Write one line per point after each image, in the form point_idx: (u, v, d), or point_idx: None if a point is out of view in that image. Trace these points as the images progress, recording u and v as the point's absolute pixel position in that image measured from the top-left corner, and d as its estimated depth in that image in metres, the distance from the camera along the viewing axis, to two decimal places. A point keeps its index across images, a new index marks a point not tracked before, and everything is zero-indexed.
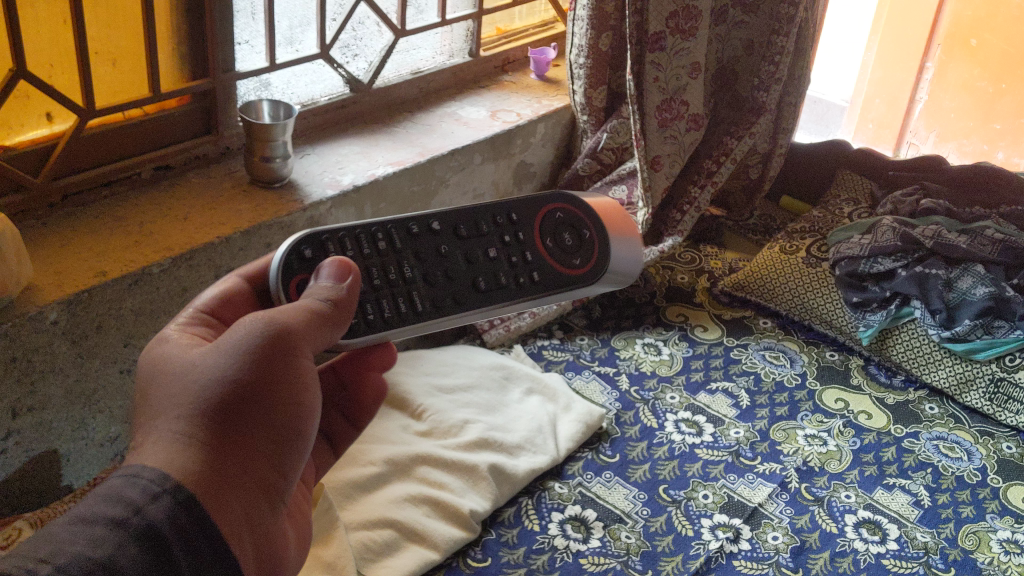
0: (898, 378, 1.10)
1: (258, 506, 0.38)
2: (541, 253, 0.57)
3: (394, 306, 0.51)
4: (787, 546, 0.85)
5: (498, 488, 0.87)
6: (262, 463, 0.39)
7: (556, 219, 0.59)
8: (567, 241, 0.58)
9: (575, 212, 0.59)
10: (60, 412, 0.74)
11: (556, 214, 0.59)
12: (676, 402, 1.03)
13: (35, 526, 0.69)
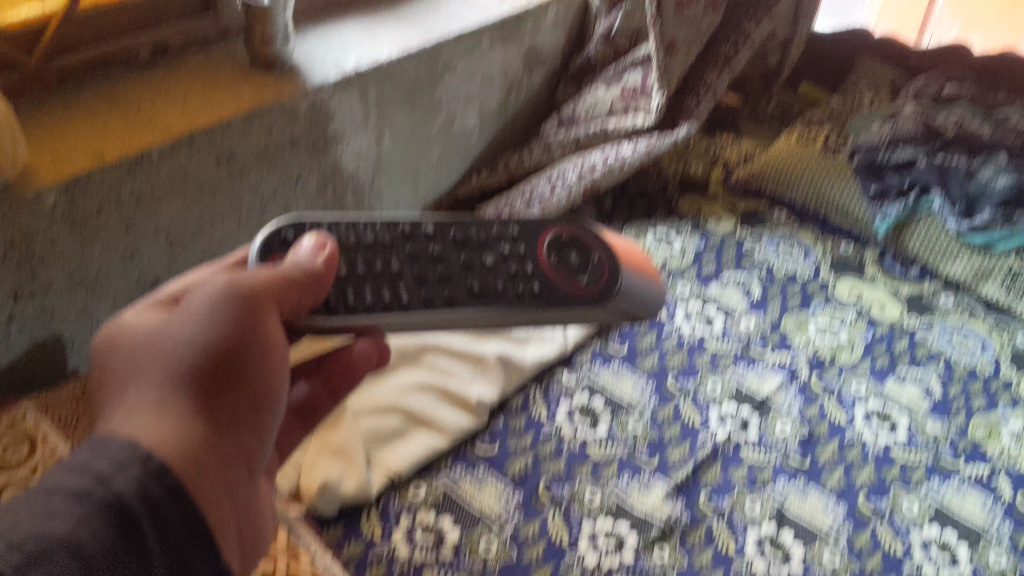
0: (914, 270, 1.08)
1: (235, 464, 0.48)
2: (542, 265, 0.69)
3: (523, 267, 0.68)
4: (796, 436, 0.85)
5: (507, 378, 0.87)
6: (234, 421, 0.49)
7: (560, 242, 0.71)
8: (570, 258, 0.71)
9: (577, 235, 0.72)
10: (62, 296, 0.74)
11: (560, 237, 0.71)
12: (687, 293, 1.02)
13: (40, 409, 0.69)
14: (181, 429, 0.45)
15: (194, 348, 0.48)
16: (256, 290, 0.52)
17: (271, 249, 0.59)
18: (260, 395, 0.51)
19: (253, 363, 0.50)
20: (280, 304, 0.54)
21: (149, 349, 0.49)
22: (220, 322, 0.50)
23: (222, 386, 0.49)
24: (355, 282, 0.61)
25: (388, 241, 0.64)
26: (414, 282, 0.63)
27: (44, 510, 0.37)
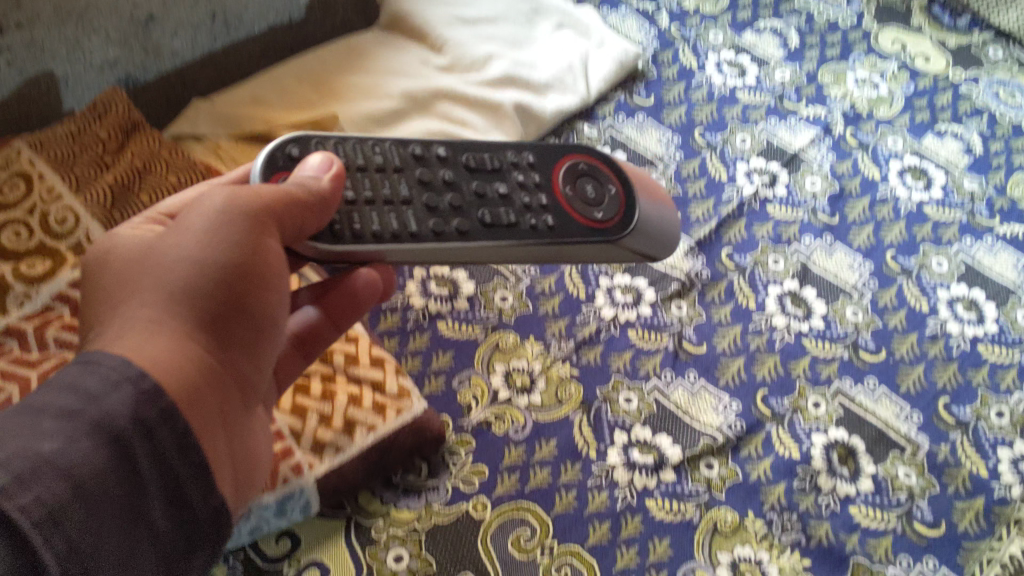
0: (964, 20, 1.01)
1: (230, 400, 0.44)
2: (559, 198, 0.62)
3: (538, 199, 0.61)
4: (825, 192, 0.85)
5: (525, 129, 0.85)
6: (232, 351, 0.45)
7: (579, 170, 0.64)
8: (588, 191, 0.64)
9: (596, 165, 0.65)
10: (51, 29, 0.68)
11: (579, 165, 0.64)
12: (720, 41, 0.96)
13: (35, 150, 0.68)
14: (174, 355, 0.41)
15: (189, 268, 0.43)
16: (258, 202, 0.46)
17: (275, 166, 0.52)
18: (261, 319, 0.46)
19: (260, 285, 0.45)
20: (288, 223, 0.48)
21: (140, 267, 0.44)
22: (222, 237, 0.45)
23: (223, 317, 0.44)
24: (362, 207, 0.54)
25: (397, 166, 0.57)
26: (422, 210, 0.56)
27: (32, 427, 0.35)
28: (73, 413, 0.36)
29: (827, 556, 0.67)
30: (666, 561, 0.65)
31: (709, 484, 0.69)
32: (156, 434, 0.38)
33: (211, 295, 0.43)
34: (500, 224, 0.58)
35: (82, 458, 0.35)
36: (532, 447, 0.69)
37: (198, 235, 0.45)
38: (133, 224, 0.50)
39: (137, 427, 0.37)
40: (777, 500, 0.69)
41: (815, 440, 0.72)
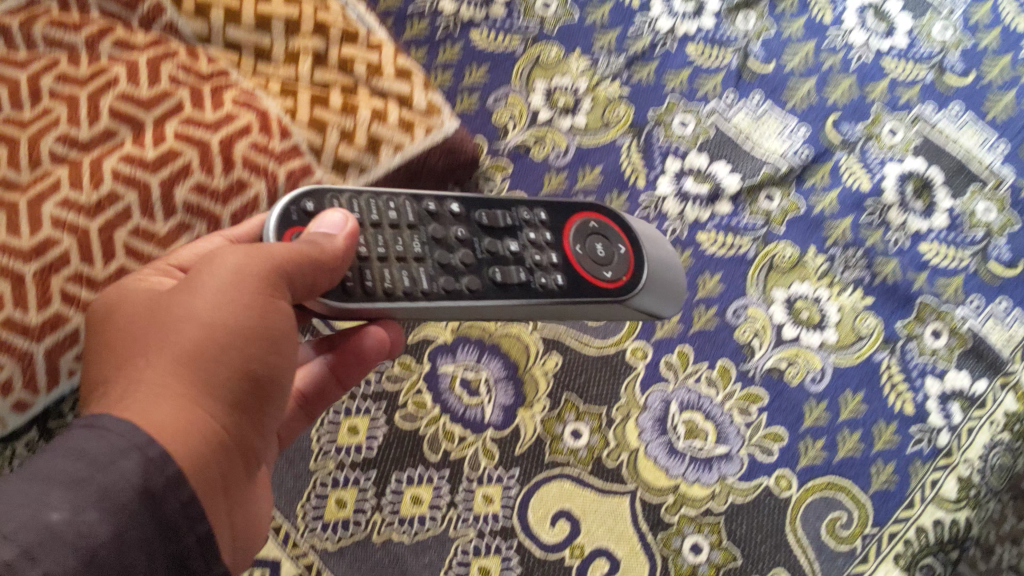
0: None
1: (235, 469, 0.40)
2: (568, 256, 0.56)
3: (550, 257, 0.55)
4: None
5: None
6: (241, 418, 0.40)
7: (589, 228, 0.57)
8: (598, 250, 0.57)
9: (608, 223, 0.58)
10: None
11: (590, 223, 0.57)
12: None
13: None
14: (182, 419, 0.36)
15: (200, 329, 0.39)
16: (273, 256, 0.42)
17: (289, 221, 0.47)
18: (274, 381, 0.41)
19: (271, 349, 0.41)
20: (298, 283, 0.43)
21: (149, 326, 0.39)
22: (236, 297, 0.40)
23: (237, 384, 0.39)
24: (375, 265, 0.49)
25: (413, 222, 0.52)
26: (437, 270, 0.51)
27: (38, 495, 0.32)
28: (80, 482, 0.32)
29: (890, 295, 0.64)
30: (717, 297, 0.64)
31: (768, 218, 0.65)
32: (161, 498, 0.34)
33: (223, 352, 0.39)
34: (507, 288, 0.53)
35: (90, 529, 0.32)
36: (576, 175, 0.66)
37: (213, 283, 0.40)
38: (144, 277, 0.46)
39: (142, 496, 0.33)
40: (842, 237, 0.65)
41: (888, 172, 0.67)
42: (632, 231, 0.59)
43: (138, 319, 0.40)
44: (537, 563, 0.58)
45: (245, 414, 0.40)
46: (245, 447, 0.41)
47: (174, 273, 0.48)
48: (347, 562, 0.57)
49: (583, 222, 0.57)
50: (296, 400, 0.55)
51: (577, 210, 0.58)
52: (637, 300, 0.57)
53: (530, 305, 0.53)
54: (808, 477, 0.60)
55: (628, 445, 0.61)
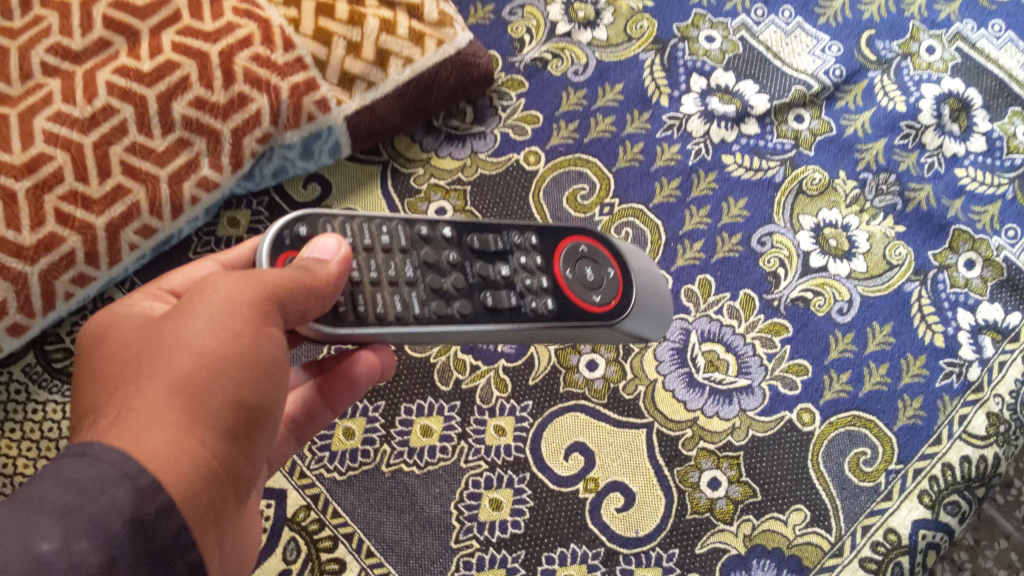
0: None
1: (230, 502, 0.35)
2: (559, 282, 0.50)
3: (541, 283, 0.49)
4: None
5: None
6: (237, 449, 0.35)
7: (578, 252, 0.51)
8: (588, 275, 0.51)
9: (598, 247, 0.52)
10: None
11: (579, 247, 0.52)
12: None
13: None
14: (176, 449, 0.31)
15: (194, 354, 0.34)
16: (273, 278, 0.37)
17: (282, 246, 0.41)
18: (270, 416, 0.37)
19: (267, 377, 0.36)
20: (294, 312, 0.38)
21: (137, 353, 0.35)
22: (233, 320, 0.35)
23: (233, 413, 0.34)
24: (367, 289, 0.43)
25: (405, 246, 0.46)
26: (429, 295, 0.45)
27: (29, 524, 0.28)
28: (70, 511, 0.28)
29: (923, 223, 0.61)
30: (742, 224, 0.61)
31: (797, 140, 0.62)
32: (152, 531, 0.30)
33: (218, 380, 0.34)
34: (498, 315, 0.47)
35: (80, 559, 0.28)
36: (595, 92, 0.63)
37: (209, 300, 0.35)
38: (133, 302, 0.41)
39: (132, 527, 0.29)
40: (874, 160, 0.62)
41: (925, 92, 0.64)
42: (621, 256, 0.53)
43: (128, 343, 0.36)
44: (550, 496, 0.57)
45: (242, 447, 0.35)
46: (241, 480, 0.35)
47: (167, 296, 0.44)
48: (355, 493, 0.56)
49: (574, 245, 0.52)
50: (284, 426, 0.50)
51: (567, 232, 0.52)
52: (625, 325, 0.52)
53: (521, 330, 0.48)
54: (832, 412, 0.59)
55: (646, 377, 0.59)
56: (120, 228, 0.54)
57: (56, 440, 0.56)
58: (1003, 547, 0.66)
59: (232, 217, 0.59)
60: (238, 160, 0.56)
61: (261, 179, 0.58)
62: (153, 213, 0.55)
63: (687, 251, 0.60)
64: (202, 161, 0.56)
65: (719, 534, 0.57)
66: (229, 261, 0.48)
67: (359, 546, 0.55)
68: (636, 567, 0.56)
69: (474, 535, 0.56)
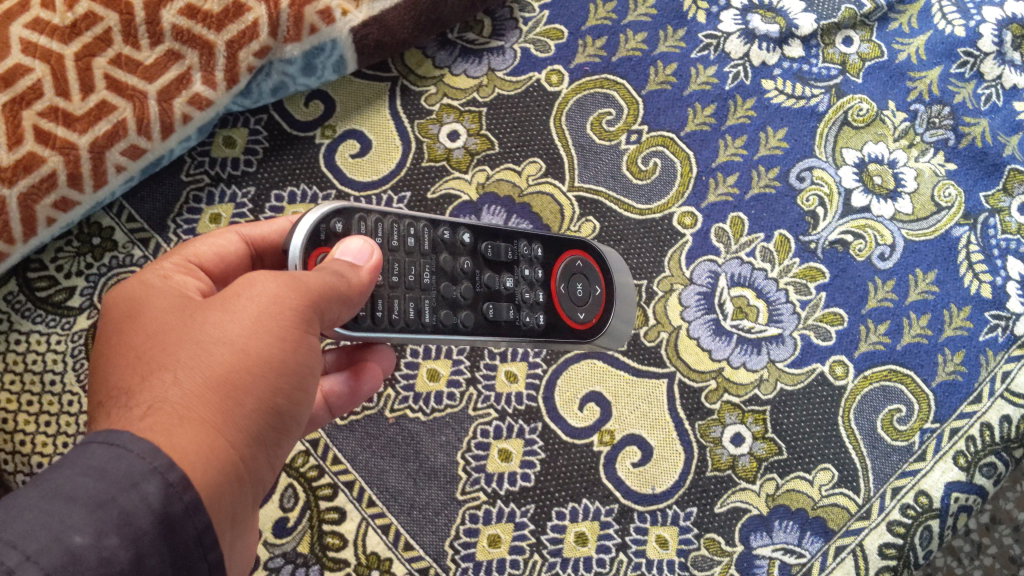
0: None
1: (244, 515, 0.30)
2: (551, 296, 0.45)
3: (536, 295, 0.44)
4: None
5: None
6: (260, 458, 0.30)
7: (574, 266, 0.47)
8: (578, 291, 0.46)
9: (592, 263, 0.48)
10: None
11: (576, 261, 0.47)
12: None
13: None
14: (205, 455, 0.27)
15: (231, 348, 0.29)
16: (317, 280, 0.32)
17: (316, 241, 0.35)
18: (295, 427, 0.32)
19: (297, 386, 0.31)
20: (329, 321, 0.33)
21: (166, 334, 0.30)
22: (275, 321, 0.30)
23: (260, 422, 0.30)
24: (386, 293, 0.38)
25: (427, 251, 0.40)
26: (442, 308, 0.40)
27: (58, 514, 0.24)
28: (101, 504, 0.24)
29: (977, 161, 0.57)
30: (780, 157, 0.56)
31: (844, 65, 0.57)
32: (180, 532, 0.25)
33: (253, 380, 0.29)
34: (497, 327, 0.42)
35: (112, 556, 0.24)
36: (626, 5, 0.58)
37: (251, 291, 0.31)
38: (161, 270, 0.35)
39: (162, 525, 0.25)
40: (928, 91, 0.57)
41: (986, 15, 0.58)
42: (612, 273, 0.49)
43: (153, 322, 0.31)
44: (563, 448, 0.53)
45: (265, 457, 0.31)
46: (257, 491, 0.31)
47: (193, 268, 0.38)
48: (357, 438, 0.52)
49: (571, 259, 0.47)
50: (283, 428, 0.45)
51: (573, 243, 0.47)
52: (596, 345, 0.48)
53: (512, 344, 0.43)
54: (867, 365, 0.54)
55: (670, 324, 0.54)
56: (105, 148, 0.50)
57: (41, 373, 0.52)
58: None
59: (228, 136, 0.55)
60: (234, 75, 0.51)
61: (259, 96, 0.53)
62: (141, 132, 0.50)
63: (719, 186, 0.56)
64: (194, 76, 0.51)
65: (740, 493, 0.53)
66: (254, 239, 0.41)
67: (360, 495, 0.52)
68: (652, 525, 0.53)
69: (481, 487, 0.52)
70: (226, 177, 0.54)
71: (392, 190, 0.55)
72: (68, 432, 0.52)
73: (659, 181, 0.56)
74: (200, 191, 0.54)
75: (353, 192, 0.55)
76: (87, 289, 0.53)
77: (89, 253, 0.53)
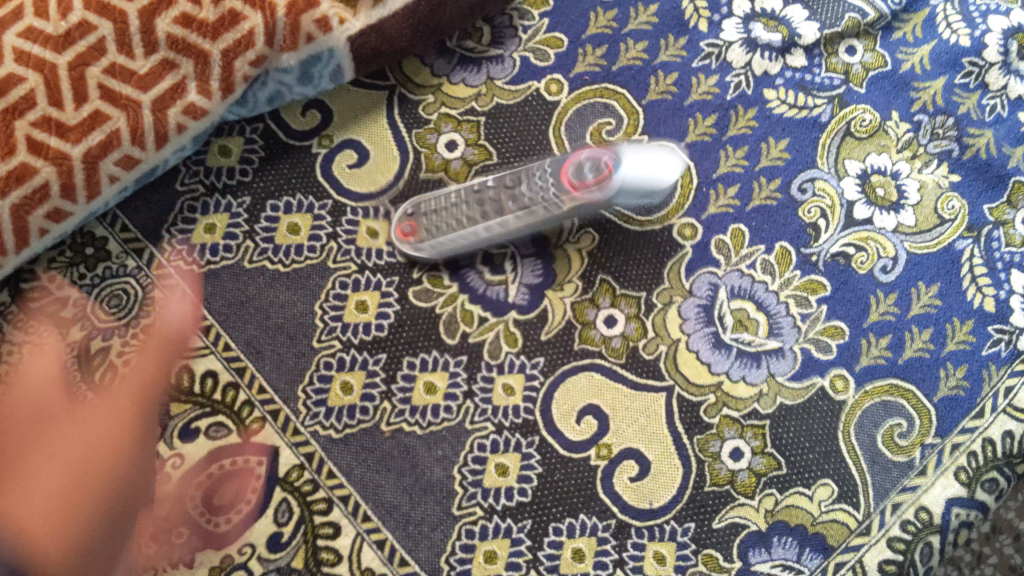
0: None
1: (104, 549, 0.40)
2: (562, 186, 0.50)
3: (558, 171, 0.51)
4: None
5: None
6: (114, 531, 0.41)
7: (569, 166, 0.50)
8: (584, 168, 0.49)
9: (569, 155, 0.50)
10: None
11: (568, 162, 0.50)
12: None
13: None
14: (57, 527, 0.38)
15: (81, 420, 0.43)
16: (138, 417, 0.45)
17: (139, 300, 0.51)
18: (141, 496, 0.44)
19: (143, 475, 0.44)
20: (146, 429, 0.45)
21: (15, 438, 0.41)
22: (127, 420, 0.44)
23: (111, 504, 0.41)
24: (442, 226, 0.52)
25: (475, 194, 0.52)
26: (490, 217, 0.51)
27: None
28: None
29: (981, 173, 0.56)
30: (781, 168, 0.56)
31: (847, 75, 0.57)
32: None
33: (88, 485, 0.40)
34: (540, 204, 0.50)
35: None
36: (626, 14, 0.57)
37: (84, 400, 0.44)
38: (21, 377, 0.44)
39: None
40: (932, 101, 0.57)
41: (992, 25, 0.58)
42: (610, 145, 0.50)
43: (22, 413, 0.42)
44: (560, 463, 0.52)
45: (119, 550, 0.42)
46: (118, 546, 0.42)
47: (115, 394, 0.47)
48: (353, 452, 0.52)
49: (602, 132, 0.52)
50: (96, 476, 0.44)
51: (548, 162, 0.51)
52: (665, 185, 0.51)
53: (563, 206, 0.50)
54: (868, 379, 0.54)
55: (669, 337, 0.54)
56: (99, 158, 0.49)
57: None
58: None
59: (223, 145, 0.55)
60: (228, 85, 0.51)
61: (254, 105, 0.53)
62: (134, 142, 0.50)
63: (720, 197, 0.55)
64: (189, 85, 0.50)
65: (739, 509, 0.52)
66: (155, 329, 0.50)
67: (356, 509, 0.51)
68: (649, 541, 0.52)
69: (477, 502, 0.51)
70: (221, 186, 0.54)
71: (390, 201, 0.55)
72: None
73: (658, 192, 0.55)
74: (195, 202, 0.54)
75: (348, 202, 0.54)
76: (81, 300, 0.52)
77: (82, 264, 0.53)
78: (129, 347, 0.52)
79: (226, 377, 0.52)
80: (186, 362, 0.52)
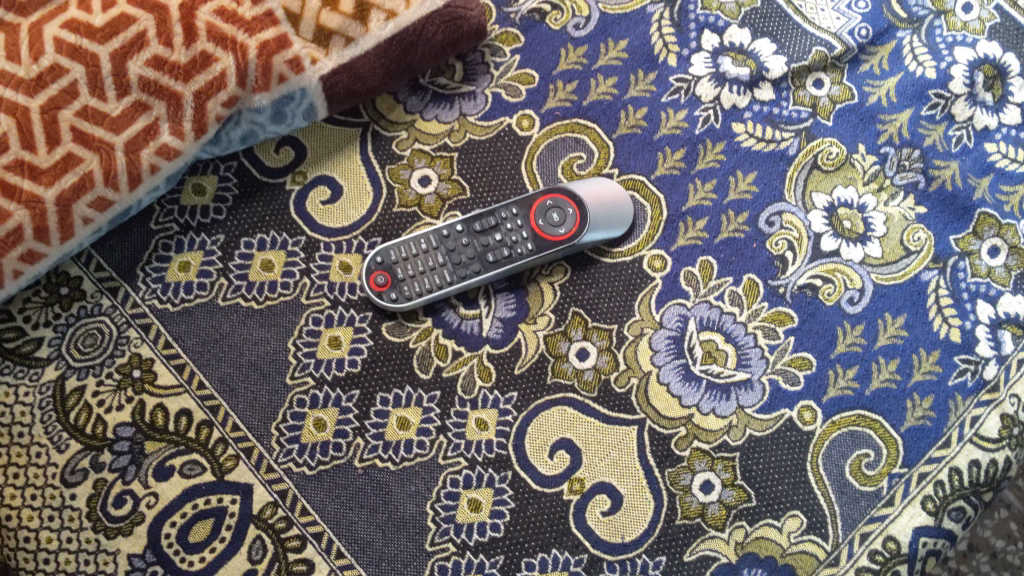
0: None
1: None
2: (533, 235, 0.53)
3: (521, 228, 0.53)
4: None
5: None
6: None
7: (546, 204, 0.53)
8: (553, 215, 0.53)
9: (559, 191, 0.53)
10: None
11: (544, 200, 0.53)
12: None
13: None
14: None
15: None
16: None
17: None
18: None
19: None
20: None
21: None
22: None
23: None
24: (414, 276, 0.52)
25: (441, 243, 0.53)
26: (459, 270, 0.52)
27: None
28: None
29: (947, 204, 0.57)
30: (750, 201, 0.57)
31: (814, 108, 0.58)
32: None
33: None
34: (507, 265, 0.53)
35: None
36: (597, 49, 0.58)
37: None
38: None
39: None
40: (897, 133, 0.58)
41: (958, 56, 0.60)
42: (582, 207, 0.53)
43: None
44: (533, 497, 0.52)
45: None
46: None
47: None
48: (325, 489, 0.51)
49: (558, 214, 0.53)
50: None
51: (539, 198, 0.53)
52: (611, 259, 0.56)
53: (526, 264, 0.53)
54: (836, 410, 0.54)
55: (640, 369, 0.54)
56: (72, 201, 0.49)
57: (9, 426, 0.50)
58: (1003, 517, 0.60)
59: (197, 183, 0.54)
60: (202, 125, 0.50)
61: (228, 144, 0.53)
62: (108, 184, 0.49)
63: (688, 230, 0.56)
64: (161, 127, 0.50)
65: (709, 542, 0.52)
66: None
67: (328, 547, 0.50)
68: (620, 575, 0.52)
69: (450, 538, 0.51)
70: (195, 225, 0.54)
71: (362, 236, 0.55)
72: (36, 484, 0.50)
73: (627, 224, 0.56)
74: (169, 240, 0.54)
75: (322, 238, 0.54)
76: (56, 340, 0.52)
77: (57, 304, 0.52)
78: (104, 386, 0.51)
79: (199, 415, 0.51)
80: (159, 401, 0.51)
